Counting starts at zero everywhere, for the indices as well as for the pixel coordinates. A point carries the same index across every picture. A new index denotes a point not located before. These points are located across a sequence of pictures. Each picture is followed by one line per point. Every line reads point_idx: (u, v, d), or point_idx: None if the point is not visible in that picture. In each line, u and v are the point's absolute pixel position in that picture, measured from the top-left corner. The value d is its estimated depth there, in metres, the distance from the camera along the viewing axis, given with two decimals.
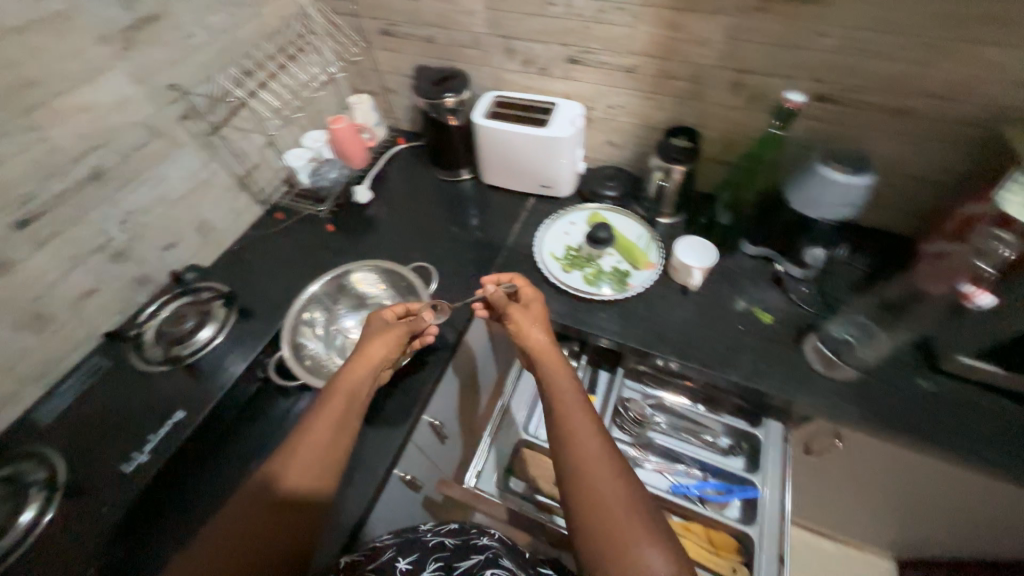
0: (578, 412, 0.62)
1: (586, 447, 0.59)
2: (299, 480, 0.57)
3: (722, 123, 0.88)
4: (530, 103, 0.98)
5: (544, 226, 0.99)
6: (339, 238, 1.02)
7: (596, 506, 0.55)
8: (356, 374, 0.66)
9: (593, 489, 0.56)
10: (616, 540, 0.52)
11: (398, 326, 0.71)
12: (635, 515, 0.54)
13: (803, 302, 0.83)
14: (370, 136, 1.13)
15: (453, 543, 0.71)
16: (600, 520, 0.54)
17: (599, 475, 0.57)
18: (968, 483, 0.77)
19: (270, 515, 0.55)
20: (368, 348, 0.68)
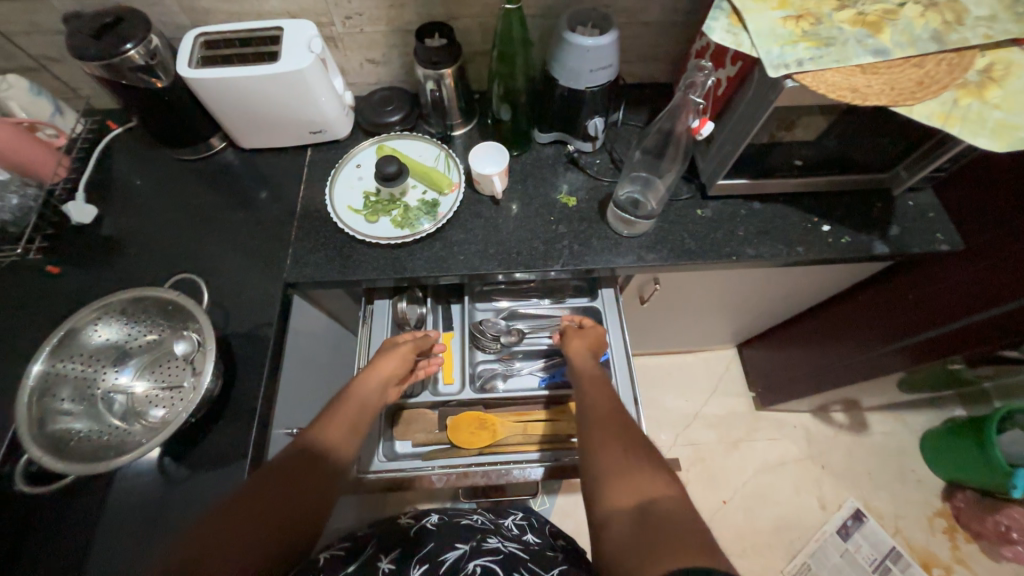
0: (602, 390, 0.71)
1: (602, 409, 0.66)
2: (332, 436, 0.63)
3: (471, 9, 0.81)
4: (249, 34, 0.78)
5: (331, 179, 0.86)
6: (71, 277, 0.78)
7: (604, 447, 0.60)
8: (370, 381, 0.71)
9: (604, 438, 0.62)
10: (616, 473, 0.57)
11: (406, 343, 0.77)
12: (634, 457, 0.58)
13: (598, 174, 0.89)
14: (54, 132, 0.83)
15: (438, 528, 0.76)
16: (604, 458, 0.59)
17: (612, 429, 0.63)
18: (751, 277, 0.95)
19: (299, 464, 0.58)
20: (379, 361, 0.74)
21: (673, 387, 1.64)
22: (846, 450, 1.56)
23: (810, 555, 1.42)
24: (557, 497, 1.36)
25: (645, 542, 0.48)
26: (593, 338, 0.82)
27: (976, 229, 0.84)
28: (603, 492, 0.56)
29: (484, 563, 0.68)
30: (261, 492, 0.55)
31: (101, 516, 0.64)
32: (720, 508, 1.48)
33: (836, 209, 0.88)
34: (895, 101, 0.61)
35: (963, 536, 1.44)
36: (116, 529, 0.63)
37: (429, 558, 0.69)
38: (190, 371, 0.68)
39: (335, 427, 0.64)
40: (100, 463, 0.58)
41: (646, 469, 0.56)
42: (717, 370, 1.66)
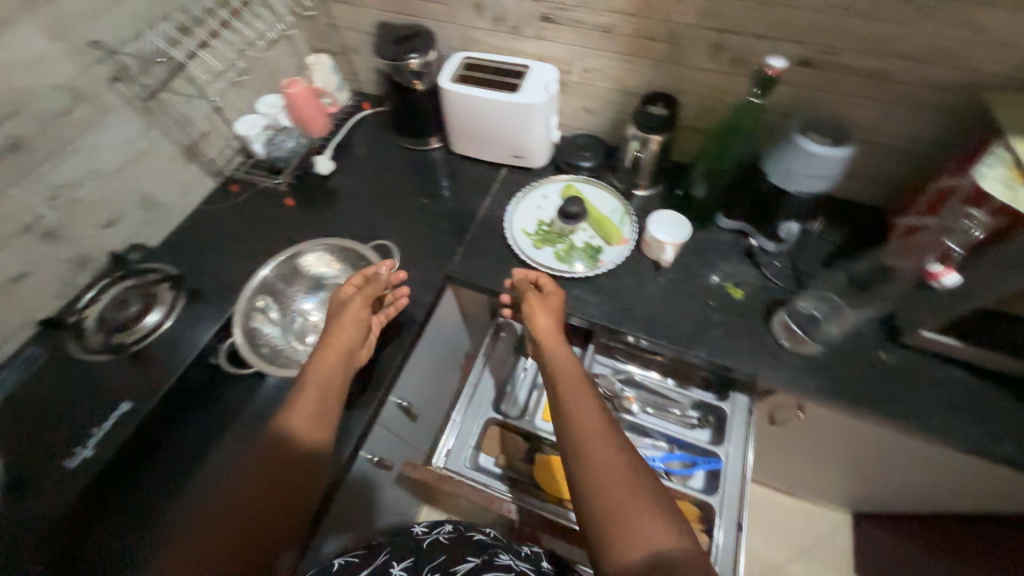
0: (581, 386, 0.61)
1: (586, 422, 0.57)
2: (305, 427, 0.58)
3: (701, 88, 0.84)
4: (501, 66, 0.91)
5: (516, 199, 0.94)
6: (298, 213, 0.96)
7: (600, 476, 0.52)
8: (327, 359, 0.64)
9: (594, 460, 0.53)
10: (617, 515, 0.49)
11: (357, 299, 0.69)
12: (634, 489, 0.51)
13: (774, 277, 0.83)
14: (331, 101, 1.06)
15: (449, 542, 0.75)
16: (603, 496, 0.51)
17: (602, 449, 0.54)
18: (922, 451, 0.80)
19: (280, 467, 0.55)
20: (336, 329, 0.66)
21: (757, 527, 1.42)
22: None
23: None
24: None
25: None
26: (553, 307, 0.73)
27: None
28: (607, 539, 0.49)
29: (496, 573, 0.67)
30: (243, 505, 0.52)
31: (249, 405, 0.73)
32: None
33: None
34: None
35: None
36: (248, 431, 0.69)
37: (441, 569, 0.68)
38: None
39: (304, 404, 0.59)
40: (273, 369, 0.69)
41: (650, 508, 0.50)
42: (820, 532, 1.40)
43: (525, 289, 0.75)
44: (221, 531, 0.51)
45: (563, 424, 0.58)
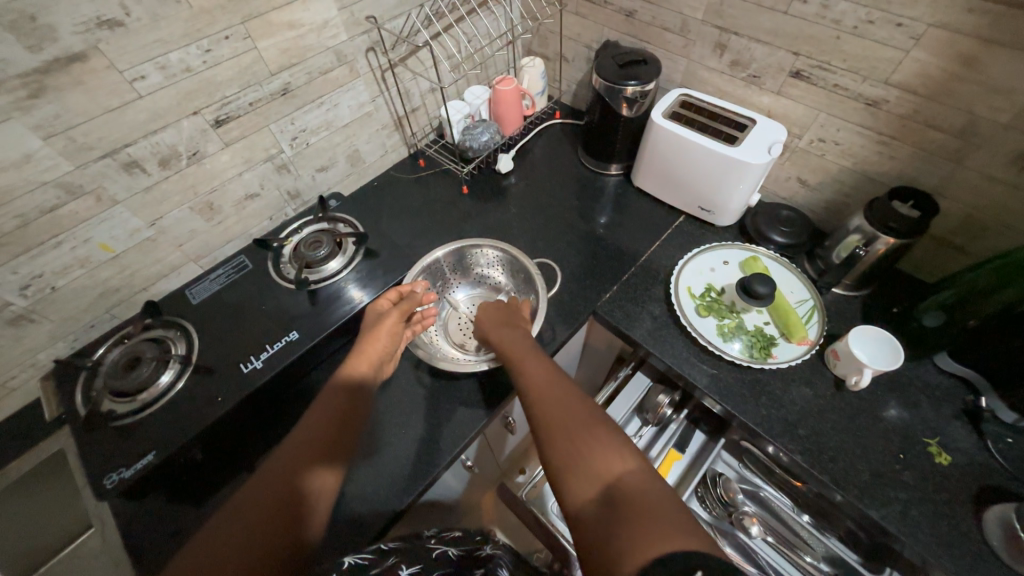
0: (535, 355, 0.64)
1: (538, 386, 0.58)
2: (364, 374, 0.66)
3: (977, 199, 0.68)
4: (723, 113, 0.83)
5: (689, 255, 0.86)
6: (469, 202, 1.00)
7: (545, 421, 0.53)
8: (367, 348, 0.69)
9: (545, 407, 0.54)
10: (564, 445, 0.49)
11: (392, 314, 0.72)
12: (586, 423, 0.51)
13: (1003, 457, 0.64)
14: (530, 104, 1.07)
15: (457, 556, 0.73)
16: (554, 440, 0.50)
17: (548, 398, 0.55)
18: None
19: (348, 405, 0.62)
20: (364, 345, 0.69)
21: None
22: None
23: None
24: None
25: (618, 529, 0.40)
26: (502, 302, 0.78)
27: None
28: (564, 484, 0.47)
29: None
30: (313, 428, 0.58)
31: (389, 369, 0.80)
32: None
33: None
34: None
35: None
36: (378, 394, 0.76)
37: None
38: None
39: (358, 365, 0.67)
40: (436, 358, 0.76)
41: (601, 437, 0.49)
42: None
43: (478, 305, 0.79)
44: (285, 455, 0.55)
45: (520, 385, 0.60)
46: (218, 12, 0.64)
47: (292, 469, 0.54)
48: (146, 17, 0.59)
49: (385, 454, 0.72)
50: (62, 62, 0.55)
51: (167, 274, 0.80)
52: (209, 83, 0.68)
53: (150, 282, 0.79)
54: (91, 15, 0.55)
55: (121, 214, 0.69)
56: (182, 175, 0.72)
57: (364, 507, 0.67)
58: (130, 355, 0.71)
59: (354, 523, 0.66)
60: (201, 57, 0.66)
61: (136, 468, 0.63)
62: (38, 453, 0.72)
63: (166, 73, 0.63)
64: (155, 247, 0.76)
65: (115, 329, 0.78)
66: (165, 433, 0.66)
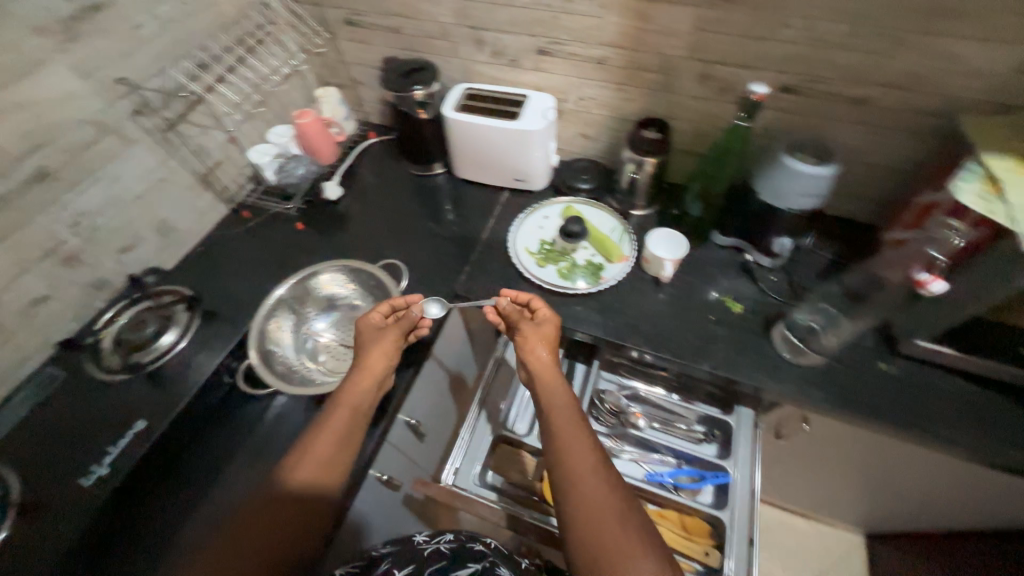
0: (574, 420, 0.67)
1: (581, 465, 0.62)
2: (306, 480, 0.62)
3: (692, 114, 0.89)
4: (501, 95, 0.96)
5: (518, 221, 0.98)
6: (308, 236, 0.99)
7: (593, 517, 0.58)
8: (359, 387, 0.69)
9: (591, 502, 0.59)
10: (610, 557, 0.55)
11: (389, 334, 0.73)
12: (630, 530, 0.57)
13: (772, 291, 0.85)
14: (339, 131, 1.11)
15: (450, 551, 0.73)
16: (592, 535, 0.57)
17: (597, 489, 0.60)
18: (927, 461, 0.80)
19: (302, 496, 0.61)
20: (368, 359, 0.71)
21: (772, 550, 1.38)
22: None
23: None
24: None
25: None
26: (545, 336, 0.74)
27: None
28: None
29: None
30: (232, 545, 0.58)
31: (262, 415, 0.75)
32: None
33: None
34: None
35: None
36: (261, 444, 0.72)
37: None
38: None
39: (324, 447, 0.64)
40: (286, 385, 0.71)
41: (644, 550, 0.55)
42: (832, 552, 1.36)
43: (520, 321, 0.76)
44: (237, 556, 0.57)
45: (557, 451, 0.64)
46: None
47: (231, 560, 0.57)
48: None
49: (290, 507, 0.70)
50: None
51: None
52: None
53: None
54: None
55: None
56: None
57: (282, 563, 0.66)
58: None
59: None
60: None
61: None
62: None
63: None
64: None
65: None
66: None
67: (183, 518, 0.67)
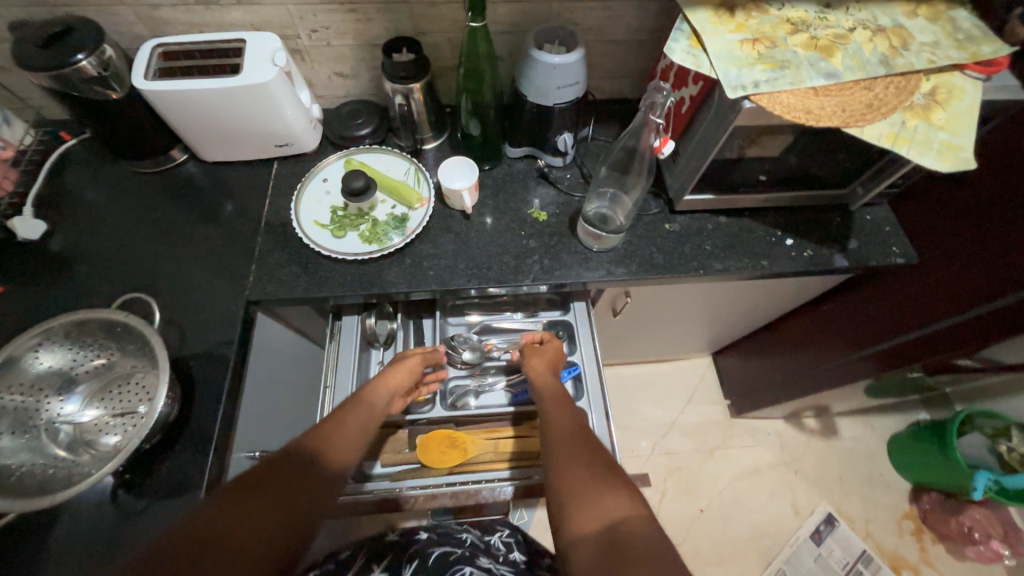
0: (561, 400, 0.73)
1: (565, 428, 0.67)
2: (331, 443, 0.63)
3: (440, 23, 0.81)
4: (210, 46, 0.76)
5: (297, 193, 0.84)
6: (15, 297, 0.74)
7: (572, 466, 0.60)
8: (377, 395, 0.72)
9: (570, 457, 0.62)
10: (585, 497, 0.56)
11: (414, 358, 0.79)
12: (603, 476, 0.59)
13: (569, 189, 0.89)
14: (2, 145, 0.80)
15: (427, 539, 0.78)
16: (569, 481, 0.59)
17: (574, 445, 0.64)
18: (719, 290, 0.97)
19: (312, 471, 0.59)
20: (387, 373, 0.76)
21: (651, 396, 1.63)
22: (818, 456, 1.57)
23: (784, 562, 1.42)
24: (536, 510, 1.36)
25: (607, 562, 0.48)
26: (553, 358, 0.82)
27: (929, 244, 0.86)
28: (570, 518, 0.55)
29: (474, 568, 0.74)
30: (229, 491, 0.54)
31: (49, 532, 0.62)
32: (698, 517, 1.47)
33: (801, 223, 0.89)
34: (847, 122, 0.62)
35: (929, 538, 1.46)
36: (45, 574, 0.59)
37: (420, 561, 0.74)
38: (145, 397, 0.66)
39: (336, 433, 0.65)
40: (39, 499, 0.56)
41: (615, 491, 0.56)
42: (692, 379, 1.66)
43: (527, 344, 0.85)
44: (244, 507, 0.53)
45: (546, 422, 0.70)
46: None
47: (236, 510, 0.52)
48: None
49: None
50: None
51: None
52: None
53: None
54: None
55: None
56: None
57: None
58: None
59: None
60: None
61: None
62: None
63: None
64: None
65: None
66: None
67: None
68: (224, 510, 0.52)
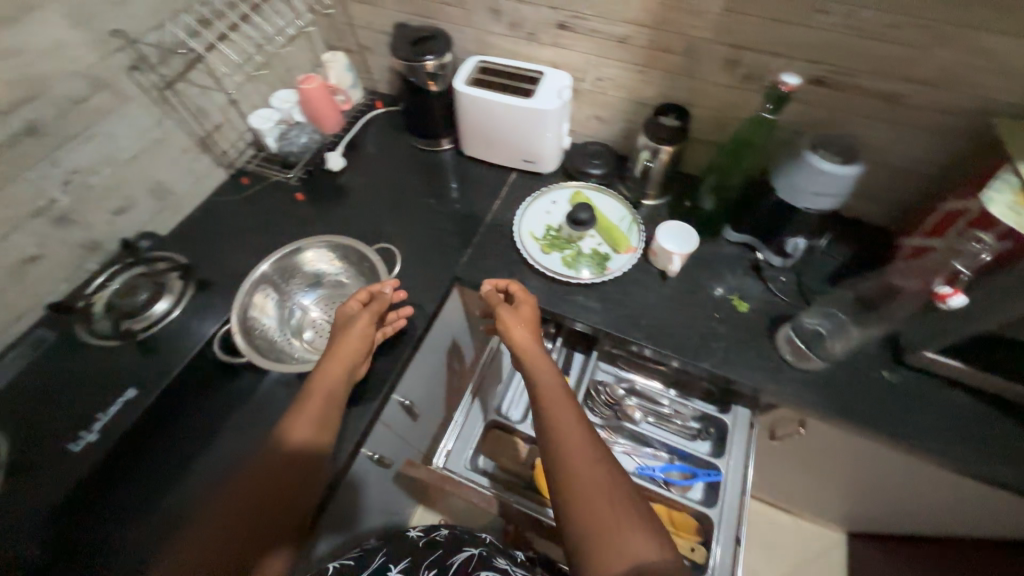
0: (565, 399, 0.64)
1: (569, 437, 0.60)
2: (313, 429, 0.63)
3: (714, 102, 0.85)
4: (516, 71, 0.92)
5: (525, 204, 0.95)
6: (306, 208, 0.97)
7: (586, 492, 0.55)
8: (331, 373, 0.66)
9: (580, 477, 0.57)
10: (605, 531, 0.52)
11: (364, 316, 0.71)
12: (622, 503, 0.55)
13: (780, 293, 0.83)
14: (345, 99, 1.06)
15: (444, 540, 0.78)
16: (582, 506, 0.55)
17: (586, 462, 0.58)
18: (920, 471, 0.80)
19: (291, 468, 0.60)
20: (336, 344, 0.69)
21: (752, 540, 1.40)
22: None
23: None
24: None
25: None
26: (531, 323, 0.73)
27: None
28: (585, 552, 0.52)
29: (493, 570, 0.71)
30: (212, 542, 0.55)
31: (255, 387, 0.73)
32: None
33: None
34: None
35: None
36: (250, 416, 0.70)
37: (438, 563, 0.73)
38: None
39: (313, 405, 0.64)
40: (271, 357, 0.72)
41: (637, 526, 0.53)
42: (810, 547, 1.38)
43: (498, 304, 0.74)
44: (233, 511, 0.57)
45: (546, 426, 0.62)
46: None
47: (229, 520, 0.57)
48: None
49: None
50: None
51: None
52: None
53: None
54: None
55: None
56: None
57: None
58: None
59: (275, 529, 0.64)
60: None
61: None
62: None
63: None
64: None
65: None
66: None
67: (179, 510, 0.63)
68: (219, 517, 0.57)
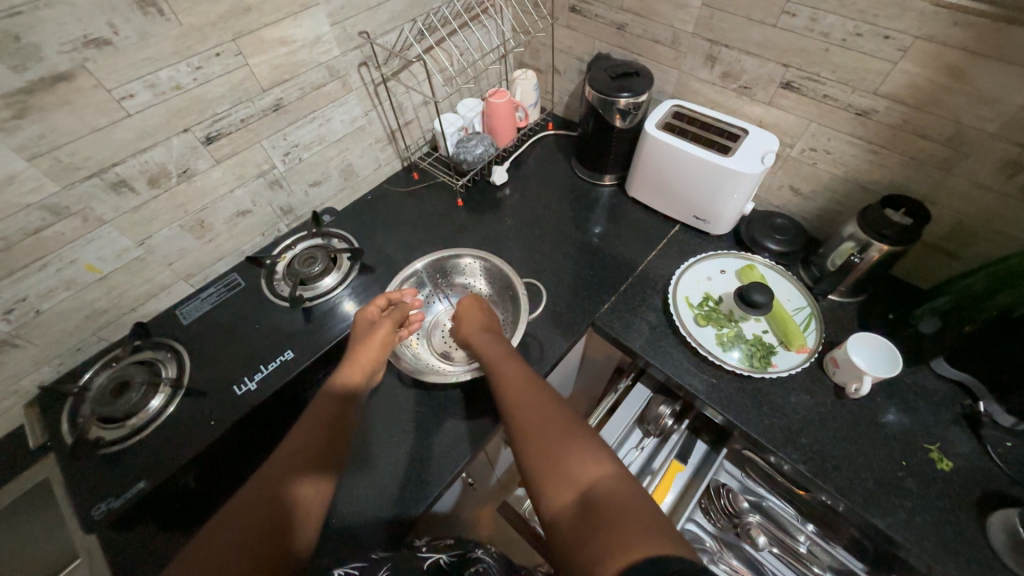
0: (513, 363, 0.63)
1: (512, 390, 0.58)
2: (350, 379, 0.63)
3: (967, 204, 0.69)
4: (716, 123, 0.84)
5: (686, 264, 0.87)
6: (463, 214, 1.00)
7: (528, 430, 0.52)
8: (350, 379, 0.63)
9: (524, 419, 0.54)
10: (552, 459, 0.48)
11: (385, 325, 0.69)
12: (567, 429, 0.51)
13: (1005, 463, 0.64)
14: (523, 115, 1.08)
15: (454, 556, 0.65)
16: (527, 447, 0.51)
17: (530, 405, 0.55)
18: None
19: (341, 419, 0.59)
20: (352, 349, 0.66)
21: None
22: None
23: None
24: None
25: (592, 538, 0.41)
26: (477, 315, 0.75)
27: None
28: (539, 491, 0.47)
29: None
30: (254, 506, 0.48)
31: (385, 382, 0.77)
32: None
33: None
34: None
35: None
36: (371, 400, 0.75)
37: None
38: None
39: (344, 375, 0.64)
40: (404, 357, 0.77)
41: (584, 446, 0.49)
42: None
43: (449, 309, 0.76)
44: (282, 461, 0.53)
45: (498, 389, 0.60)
46: (207, 29, 0.63)
47: (281, 477, 0.51)
48: (136, 35, 0.57)
49: (382, 469, 0.69)
50: (48, 82, 0.53)
51: (158, 293, 0.78)
52: (199, 100, 0.67)
53: (140, 302, 0.77)
54: (78, 34, 0.53)
55: (110, 235, 0.67)
56: (171, 193, 0.71)
57: (360, 523, 0.65)
58: (119, 379, 0.69)
59: (345, 532, 0.64)
60: (191, 74, 0.64)
61: (122, 500, 0.62)
62: (22, 482, 0.67)
63: (155, 91, 0.62)
64: (145, 266, 0.74)
65: (102, 355, 0.76)
66: (151, 459, 0.65)
67: None
68: (266, 473, 0.52)
